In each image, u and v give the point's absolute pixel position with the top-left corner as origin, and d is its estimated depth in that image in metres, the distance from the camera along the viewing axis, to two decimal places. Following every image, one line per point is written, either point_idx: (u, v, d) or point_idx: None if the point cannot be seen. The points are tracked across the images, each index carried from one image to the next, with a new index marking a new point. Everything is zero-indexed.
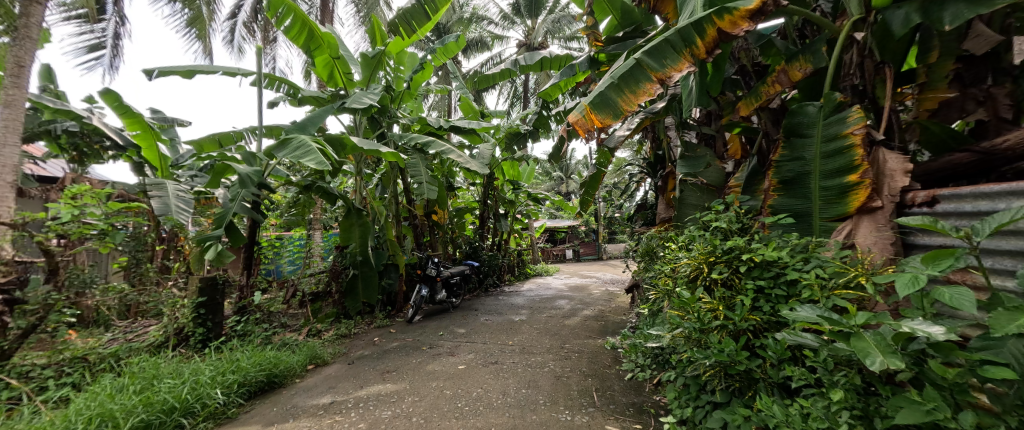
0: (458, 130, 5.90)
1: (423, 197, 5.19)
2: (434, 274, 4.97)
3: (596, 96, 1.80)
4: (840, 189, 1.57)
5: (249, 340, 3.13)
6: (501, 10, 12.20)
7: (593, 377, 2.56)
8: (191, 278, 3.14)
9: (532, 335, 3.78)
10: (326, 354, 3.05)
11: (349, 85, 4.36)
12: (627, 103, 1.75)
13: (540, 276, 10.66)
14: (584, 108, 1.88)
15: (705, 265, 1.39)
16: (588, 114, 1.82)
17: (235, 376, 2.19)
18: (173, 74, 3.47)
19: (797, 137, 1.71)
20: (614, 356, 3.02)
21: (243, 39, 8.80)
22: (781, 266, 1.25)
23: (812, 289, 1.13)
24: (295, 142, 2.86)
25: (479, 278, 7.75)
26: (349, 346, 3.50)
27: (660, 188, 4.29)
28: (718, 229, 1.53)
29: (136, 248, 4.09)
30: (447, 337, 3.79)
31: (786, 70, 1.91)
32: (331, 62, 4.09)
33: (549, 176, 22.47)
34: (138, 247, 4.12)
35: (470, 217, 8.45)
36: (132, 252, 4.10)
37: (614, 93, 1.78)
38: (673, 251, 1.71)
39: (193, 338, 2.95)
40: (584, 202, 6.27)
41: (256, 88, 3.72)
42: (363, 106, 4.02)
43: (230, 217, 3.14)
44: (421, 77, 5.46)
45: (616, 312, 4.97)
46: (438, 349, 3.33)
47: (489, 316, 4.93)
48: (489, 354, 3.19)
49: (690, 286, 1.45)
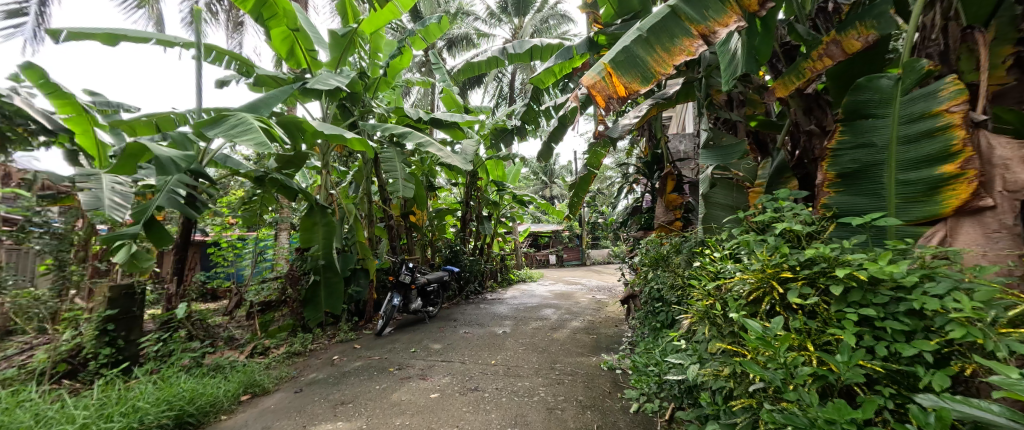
0: (439, 124, 5.43)
1: (397, 194, 4.67)
2: (408, 281, 4.45)
3: (621, 55, 1.55)
4: (929, 184, 1.21)
5: (172, 362, 2.57)
6: (488, 7, 11.81)
7: (591, 409, 2.13)
8: (99, 286, 2.57)
9: (517, 353, 3.33)
10: (268, 380, 2.52)
11: (313, 65, 3.85)
12: (660, 63, 1.51)
13: (524, 282, 10.24)
14: (603, 69, 1.62)
15: (773, 282, 0.99)
16: (611, 76, 1.58)
17: (124, 421, 1.66)
18: (89, 38, 2.88)
19: (863, 119, 1.36)
20: (613, 380, 2.61)
21: (206, 21, 8.06)
22: (892, 287, 0.87)
23: (966, 327, 0.73)
24: (233, 119, 2.33)
25: (460, 285, 7.26)
26: (300, 367, 2.96)
27: (658, 189, 3.98)
28: (784, 234, 1.13)
29: (59, 247, 3.21)
30: (420, 355, 3.29)
31: (839, 40, 1.59)
32: (290, 36, 3.57)
33: (534, 180, 22.20)
34: (61, 246, 3.24)
35: (451, 219, 7.96)
36: (54, 253, 3.22)
37: (643, 50, 1.55)
38: (712, 261, 1.31)
39: (95, 362, 2.37)
40: (573, 204, 5.89)
41: (197, 61, 3.15)
42: (328, 87, 3.55)
43: (152, 211, 2.59)
44: (398, 63, 4.98)
45: (608, 324, 4.59)
46: (407, 372, 2.84)
47: (469, 327, 4.45)
48: (467, 378, 2.72)
49: (751, 312, 1.04)
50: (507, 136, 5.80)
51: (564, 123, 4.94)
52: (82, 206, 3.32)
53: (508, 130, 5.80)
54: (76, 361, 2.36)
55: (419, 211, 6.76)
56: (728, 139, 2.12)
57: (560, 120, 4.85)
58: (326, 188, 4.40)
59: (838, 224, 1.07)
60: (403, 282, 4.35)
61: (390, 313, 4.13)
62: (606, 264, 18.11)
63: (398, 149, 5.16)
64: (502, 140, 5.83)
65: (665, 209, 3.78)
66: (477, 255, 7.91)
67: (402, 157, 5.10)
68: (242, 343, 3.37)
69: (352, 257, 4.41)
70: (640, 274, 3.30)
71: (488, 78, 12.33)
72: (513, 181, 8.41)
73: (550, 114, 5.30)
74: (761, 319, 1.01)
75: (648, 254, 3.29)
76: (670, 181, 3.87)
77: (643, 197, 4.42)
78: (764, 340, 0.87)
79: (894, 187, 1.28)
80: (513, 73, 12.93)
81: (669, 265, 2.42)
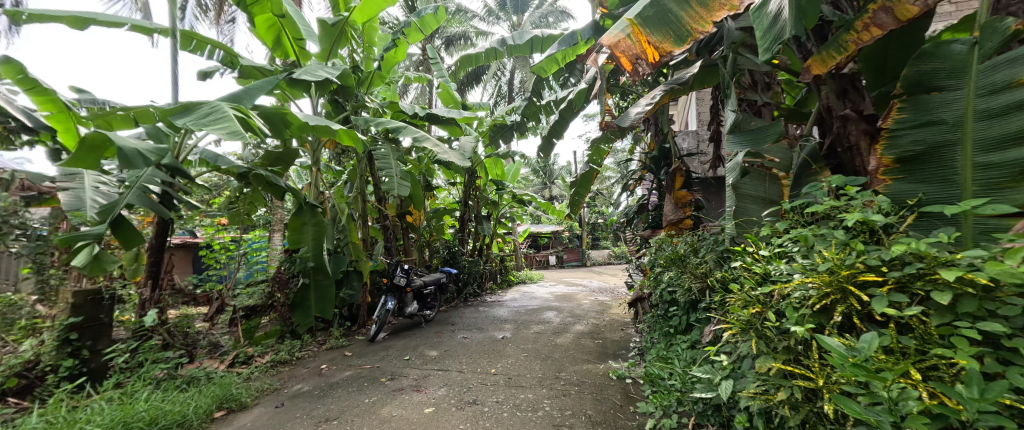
0: (436, 120, 5.22)
1: (392, 193, 4.46)
2: (404, 284, 4.23)
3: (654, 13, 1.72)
4: (1015, 166, 1.08)
5: (143, 374, 2.35)
6: (486, 5, 11.63)
7: (602, 427, 1.92)
8: (62, 291, 2.35)
9: (519, 360, 3.11)
10: (246, 393, 2.30)
11: (302, 55, 3.65)
12: (696, 20, 1.65)
13: (524, 284, 10.01)
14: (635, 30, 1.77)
15: (852, 290, 0.80)
16: (644, 34, 1.73)
17: None
18: (55, 21, 2.68)
19: (929, 94, 1.23)
20: (624, 391, 2.40)
21: (196, 17, 7.85)
22: (1017, 293, 0.67)
23: None
24: (206, 108, 2.13)
25: (458, 287, 7.03)
26: (285, 377, 2.75)
27: (666, 186, 3.78)
28: (851, 229, 0.94)
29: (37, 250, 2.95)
30: (415, 363, 3.06)
31: (890, 7, 1.41)
32: (276, 24, 3.36)
33: (533, 181, 22.00)
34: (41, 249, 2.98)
35: (449, 219, 7.75)
36: (32, 256, 2.95)
37: (677, 8, 1.70)
38: (755, 265, 1.12)
39: (53, 376, 2.14)
40: (574, 203, 5.69)
41: (173, 48, 2.94)
42: (317, 78, 3.35)
43: (121, 208, 2.38)
44: (393, 56, 4.79)
45: (613, 328, 4.37)
46: (400, 383, 2.62)
47: (468, 332, 4.24)
48: (465, 389, 2.50)
49: (820, 327, 0.85)
50: (507, 132, 5.59)
51: (565, 118, 4.75)
52: (63, 206, 3.07)
53: (507, 126, 5.59)
54: (33, 375, 2.14)
55: (416, 211, 6.59)
56: (756, 124, 1.92)
57: (560, 114, 4.66)
58: (317, 185, 4.18)
59: (915, 214, 0.89)
60: (397, 284, 4.14)
61: (384, 317, 3.90)
62: (607, 264, 17.91)
63: (392, 146, 4.99)
64: (501, 136, 5.62)
65: (673, 205, 3.59)
66: (476, 256, 7.69)
67: (396, 154, 4.90)
68: (224, 352, 3.14)
69: (344, 258, 4.21)
70: (650, 275, 3.10)
71: (487, 76, 12.13)
72: (512, 180, 8.21)
73: (551, 109, 5.10)
74: (836, 335, 0.82)
75: (658, 254, 3.08)
76: (678, 177, 3.69)
77: (650, 195, 4.21)
78: (855, 369, 0.66)
79: (971, 171, 1.14)
80: (512, 72, 12.75)
81: (686, 266, 2.21)
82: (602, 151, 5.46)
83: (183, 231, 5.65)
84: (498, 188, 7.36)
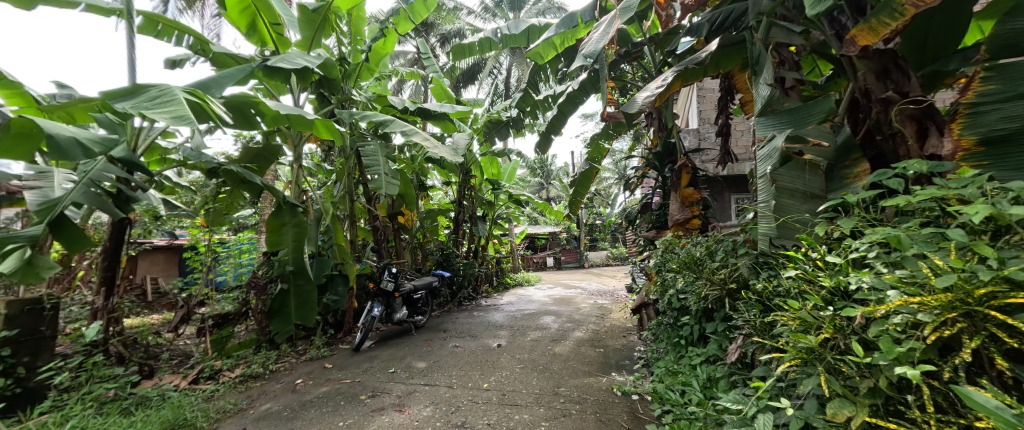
0: (428, 115, 4.97)
1: (380, 192, 4.19)
2: (392, 289, 3.95)
3: None
4: None
5: (85, 396, 2.07)
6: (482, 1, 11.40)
7: None
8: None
9: (515, 373, 2.85)
10: (203, 417, 2.03)
11: (280, 43, 3.40)
12: None
13: (520, 287, 9.74)
14: None
15: (1012, 326, 0.65)
16: None
17: None
18: None
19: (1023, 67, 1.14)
20: (631, 410, 2.14)
21: (180, 10, 7.56)
22: None
23: None
24: (154, 92, 1.90)
25: (452, 290, 6.76)
26: (254, 395, 2.47)
27: (672, 183, 3.54)
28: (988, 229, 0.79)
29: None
30: (400, 377, 2.79)
31: None
32: (250, 7, 3.10)
33: (530, 181, 21.76)
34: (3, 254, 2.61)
35: (443, 220, 7.49)
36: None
37: None
38: (839, 278, 0.94)
39: None
40: (573, 203, 5.45)
41: (131, 31, 2.68)
42: (295, 66, 3.10)
43: (65, 207, 2.11)
44: (382, 47, 4.54)
45: (615, 334, 4.12)
46: (381, 401, 2.36)
47: (460, 340, 3.97)
48: (453, 408, 2.24)
49: (955, 370, 0.70)
50: (502, 129, 5.33)
51: (563, 113, 4.50)
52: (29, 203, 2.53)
53: (502, 122, 5.34)
54: None
55: (408, 212, 6.33)
56: (790, 106, 1.72)
57: (559, 108, 4.41)
58: (299, 184, 3.91)
59: None
60: (385, 289, 3.87)
61: (369, 325, 3.63)
62: (604, 266, 17.67)
63: (381, 142, 4.73)
64: (496, 133, 5.37)
65: (679, 204, 3.36)
66: (471, 258, 7.43)
67: (386, 150, 4.65)
68: (190, 365, 2.86)
69: (327, 261, 3.94)
70: (657, 280, 2.85)
71: (483, 74, 11.90)
72: (508, 179, 7.96)
73: (548, 104, 4.86)
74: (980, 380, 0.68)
75: (665, 257, 2.84)
76: (685, 174, 3.45)
77: (653, 193, 3.97)
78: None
79: None
80: (509, 69, 12.51)
81: (700, 271, 1.97)
82: (602, 148, 5.22)
83: (161, 232, 5.34)
84: (493, 187, 7.10)
